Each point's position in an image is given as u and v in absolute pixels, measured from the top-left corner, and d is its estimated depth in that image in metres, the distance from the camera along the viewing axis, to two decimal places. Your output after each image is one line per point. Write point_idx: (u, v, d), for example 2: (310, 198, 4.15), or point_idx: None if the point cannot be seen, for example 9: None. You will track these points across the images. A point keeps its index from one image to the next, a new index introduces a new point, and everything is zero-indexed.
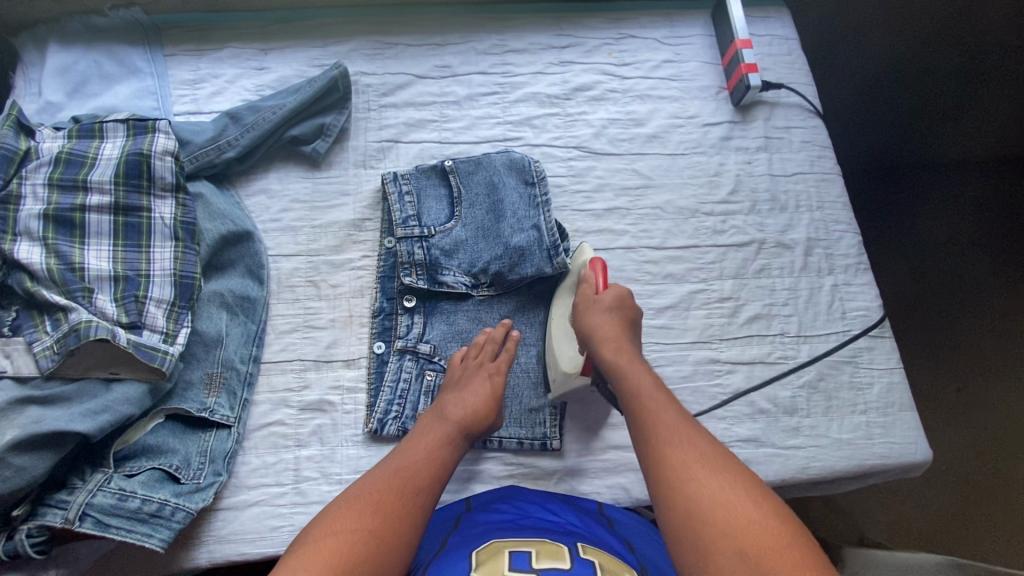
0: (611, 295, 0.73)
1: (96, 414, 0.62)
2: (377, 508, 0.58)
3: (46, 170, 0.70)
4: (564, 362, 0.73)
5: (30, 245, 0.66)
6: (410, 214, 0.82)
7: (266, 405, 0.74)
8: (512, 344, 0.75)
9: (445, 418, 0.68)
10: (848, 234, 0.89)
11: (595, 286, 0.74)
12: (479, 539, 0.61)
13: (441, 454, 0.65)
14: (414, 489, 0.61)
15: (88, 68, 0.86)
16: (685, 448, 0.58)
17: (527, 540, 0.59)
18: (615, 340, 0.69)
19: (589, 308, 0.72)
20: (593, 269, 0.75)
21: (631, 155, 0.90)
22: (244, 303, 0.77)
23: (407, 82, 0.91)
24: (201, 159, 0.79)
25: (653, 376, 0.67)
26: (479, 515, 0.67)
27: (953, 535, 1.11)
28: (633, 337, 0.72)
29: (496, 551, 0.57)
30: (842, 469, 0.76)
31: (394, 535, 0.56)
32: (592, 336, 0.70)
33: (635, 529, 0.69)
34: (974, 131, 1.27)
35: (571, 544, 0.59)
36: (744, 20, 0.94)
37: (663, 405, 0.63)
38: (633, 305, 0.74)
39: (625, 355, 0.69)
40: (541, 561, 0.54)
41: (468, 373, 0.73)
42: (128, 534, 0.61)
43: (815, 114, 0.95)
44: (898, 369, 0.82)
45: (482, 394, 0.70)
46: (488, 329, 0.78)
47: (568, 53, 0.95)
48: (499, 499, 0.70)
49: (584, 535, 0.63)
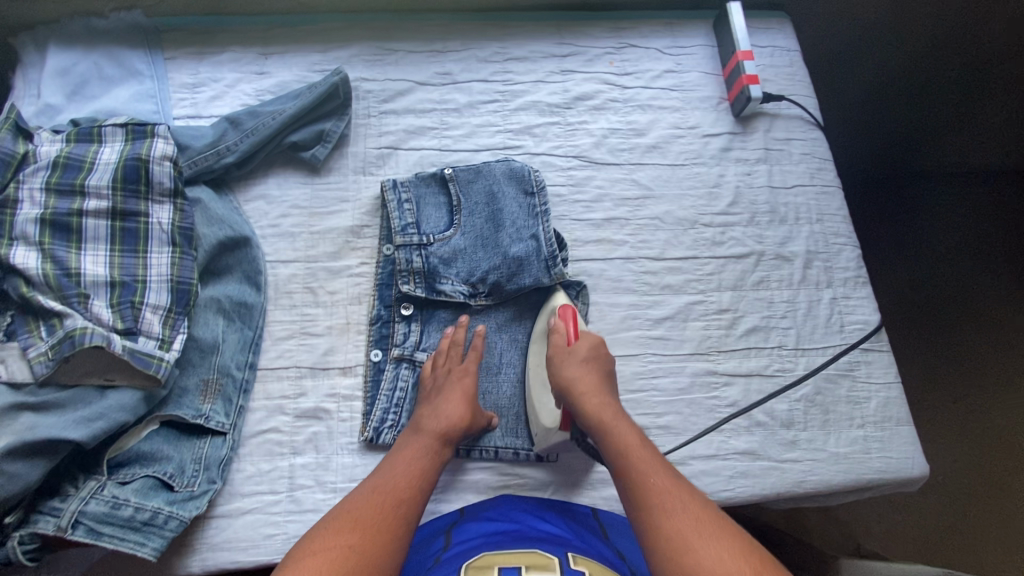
0: (586, 346, 0.73)
1: (92, 422, 0.62)
2: (358, 523, 0.58)
3: (43, 174, 0.69)
4: (543, 416, 0.73)
5: (27, 250, 0.66)
6: (409, 222, 0.82)
7: (262, 412, 0.74)
8: (478, 341, 0.77)
9: (421, 430, 0.69)
10: (847, 247, 0.89)
11: (567, 336, 0.74)
12: (470, 552, 0.61)
13: (421, 464, 0.66)
14: (394, 501, 0.61)
15: (87, 71, 0.86)
16: (678, 514, 0.57)
17: (517, 552, 0.59)
18: (595, 397, 0.69)
19: (564, 361, 0.72)
20: (562, 318, 0.75)
21: (631, 165, 0.90)
22: (241, 309, 0.77)
23: (408, 88, 0.91)
24: (201, 163, 0.79)
25: (638, 435, 0.67)
26: (472, 527, 0.67)
27: (948, 547, 1.11)
28: (612, 391, 0.72)
29: (486, 564, 0.56)
30: (839, 484, 0.76)
31: (377, 548, 0.56)
32: (572, 393, 0.70)
33: (629, 539, 0.69)
34: (974, 141, 1.27)
35: (560, 554, 0.59)
36: (746, 32, 0.94)
37: (651, 464, 0.63)
38: (606, 354, 0.74)
39: (609, 411, 0.69)
40: (531, 573, 0.54)
41: (439, 381, 0.73)
42: (121, 542, 0.61)
43: (816, 126, 0.95)
44: (896, 383, 0.82)
45: (455, 398, 0.71)
46: (448, 332, 0.78)
47: (570, 62, 0.95)
48: (491, 510, 0.70)
49: (575, 544, 0.63)
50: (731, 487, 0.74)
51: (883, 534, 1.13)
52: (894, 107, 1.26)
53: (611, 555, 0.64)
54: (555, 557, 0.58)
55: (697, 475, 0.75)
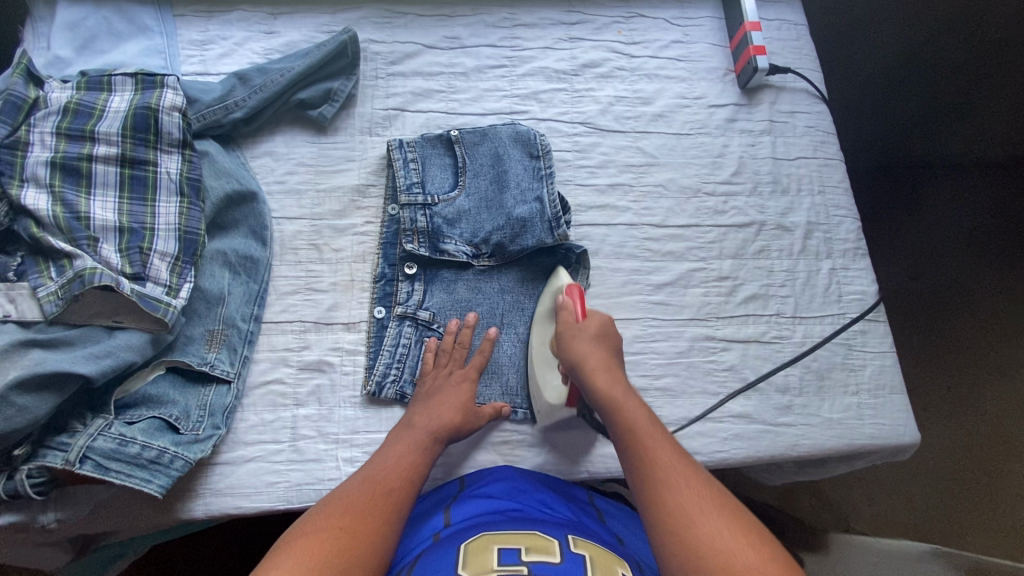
0: (594, 324, 0.72)
1: (100, 358, 0.63)
2: (348, 509, 0.58)
3: (54, 119, 0.70)
4: (548, 393, 0.73)
5: (37, 192, 0.66)
6: (414, 181, 0.83)
7: (266, 363, 0.75)
8: (489, 345, 0.77)
9: (413, 427, 0.69)
10: (847, 219, 0.90)
11: (575, 313, 0.73)
12: (468, 531, 0.61)
13: (412, 460, 0.66)
14: (386, 490, 0.61)
15: (97, 25, 0.85)
16: (682, 490, 0.56)
17: (517, 534, 0.59)
18: (604, 371, 0.67)
19: (574, 336, 0.70)
20: (571, 296, 0.74)
21: (637, 133, 0.90)
22: (247, 263, 0.77)
23: (416, 51, 0.91)
24: (209, 118, 0.79)
25: (647, 411, 0.65)
26: (470, 503, 0.67)
27: (935, 526, 1.13)
28: (620, 367, 0.70)
29: (485, 545, 0.56)
30: (830, 449, 0.77)
31: (368, 533, 0.57)
32: (580, 368, 0.68)
33: (622, 523, 0.71)
34: (977, 130, 1.27)
35: (562, 538, 0.59)
36: (754, 5, 0.94)
37: (659, 441, 0.61)
38: (614, 332, 0.73)
39: (619, 388, 0.66)
40: (532, 556, 0.54)
41: (439, 382, 0.74)
42: (127, 478, 0.62)
43: (821, 100, 0.95)
44: (891, 353, 0.83)
45: (451, 406, 0.71)
46: (455, 322, 0.78)
47: (578, 30, 0.95)
48: (490, 484, 0.69)
49: (574, 528, 0.63)
50: (726, 449, 0.76)
51: (872, 515, 1.14)
52: (890, 91, 1.26)
53: (609, 539, 0.65)
54: (556, 541, 0.58)
55: (693, 436, 0.76)
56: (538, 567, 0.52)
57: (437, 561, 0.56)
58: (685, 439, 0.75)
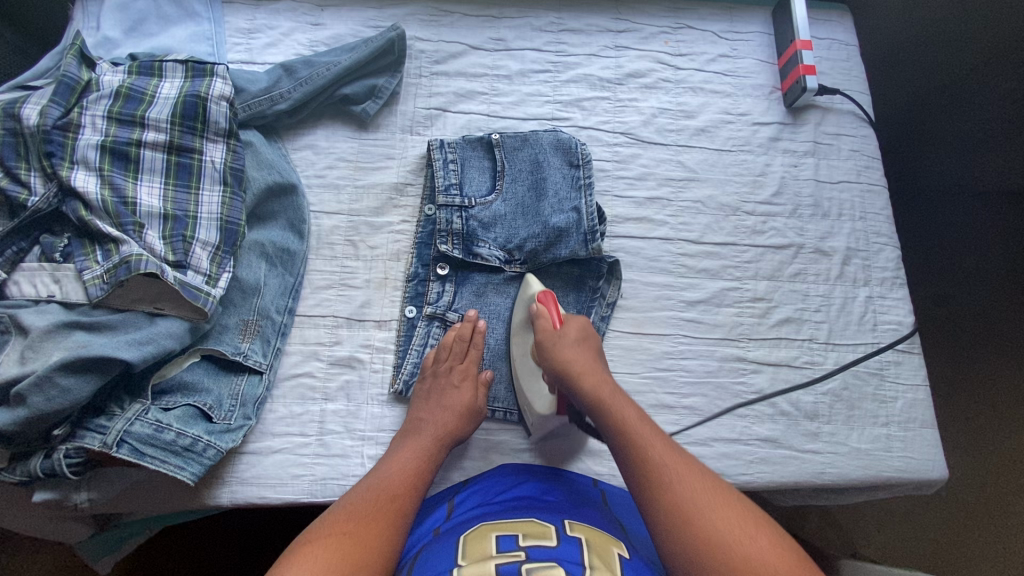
0: (575, 329, 0.71)
1: (142, 345, 0.63)
2: (352, 514, 0.59)
3: (106, 103, 0.71)
4: (537, 404, 0.72)
5: (87, 174, 0.67)
6: (452, 182, 0.82)
7: (297, 356, 0.75)
8: (478, 340, 0.76)
9: (420, 432, 0.69)
10: (888, 247, 0.88)
11: (552, 321, 0.72)
12: (467, 523, 0.61)
13: (420, 465, 0.66)
14: (391, 494, 0.62)
15: (147, 8, 0.86)
16: (675, 482, 0.57)
17: (513, 521, 0.59)
18: (591, 373, 0.67)
19: (556, 344, 0.69)
20: (545, 304, 0.73)
21: (678, 147, 0.89)
22: (284, 255, 0.78)
23: (461, 52, 0.91)
24: (254, 108, 0.80)
25: (635, 407, 0.65)
26: (473, 499, 0.67)
27: (944, 558, 1.12)
28: (604, 367, 0.71)
29: (483, 535, 0.56)
30: (855, 479, 0.77)
31: (379, 537, 0.57)
32: (564, 372, 0.67)
33: (630, 510, 0.70)
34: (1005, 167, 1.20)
35: (558, 521, 0.59)
36: (806, 22, 0.93)
37: (649, 434, 0.61)
38: (593, 332, 0.73)
39: (606, 388, 0.67)
40: (527, 542, 0.54)
41: (440, 382, 0.73)
42: (161, 463, 0.63)
43: (867, 123, 0.94)
44: (923, 386, 0.82)
45: (455, 408, 0.71)
46: (454, 326, 0.77)
47: (624, 38, 0.94)
48: (489, 479, 0.69)
49: (570, 512, 0.63)
50: (750, 472, 0.75)
51: (880, 540, 1.13)
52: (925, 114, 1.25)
53: (611, 522, 0.64)
54: (552, 525, 0.58)
55: (718, 456, 0.75)
56: (536, 552, 0.52)
57: (437, 553, 0.56)
58: (710, 459, 0.75)
